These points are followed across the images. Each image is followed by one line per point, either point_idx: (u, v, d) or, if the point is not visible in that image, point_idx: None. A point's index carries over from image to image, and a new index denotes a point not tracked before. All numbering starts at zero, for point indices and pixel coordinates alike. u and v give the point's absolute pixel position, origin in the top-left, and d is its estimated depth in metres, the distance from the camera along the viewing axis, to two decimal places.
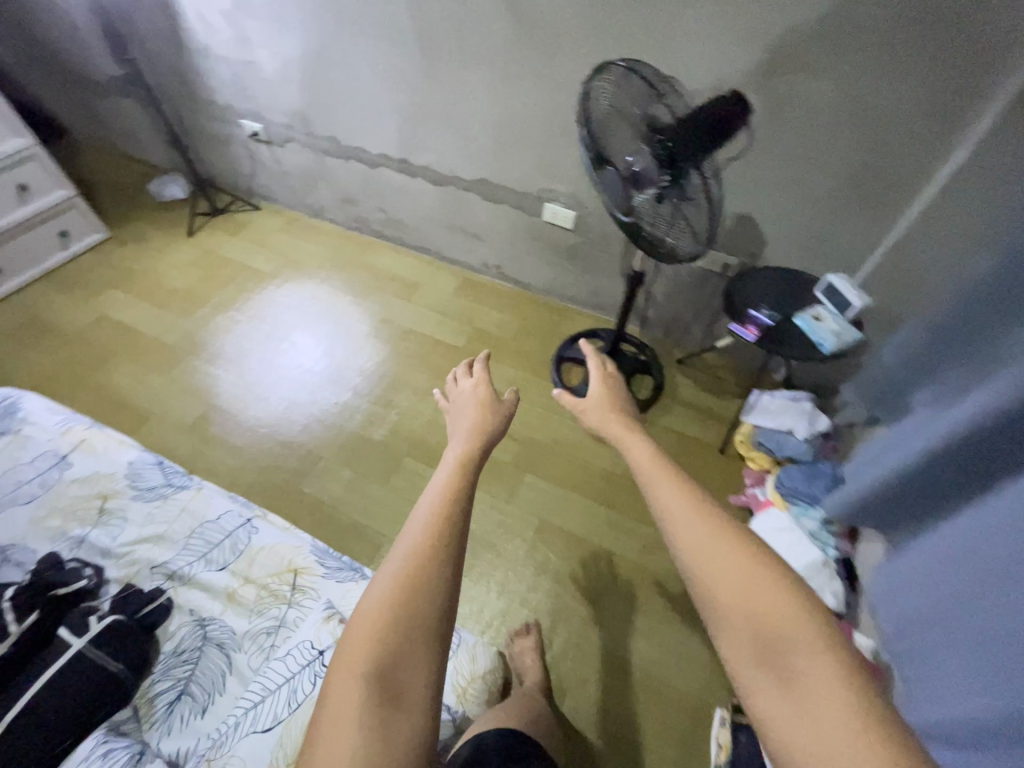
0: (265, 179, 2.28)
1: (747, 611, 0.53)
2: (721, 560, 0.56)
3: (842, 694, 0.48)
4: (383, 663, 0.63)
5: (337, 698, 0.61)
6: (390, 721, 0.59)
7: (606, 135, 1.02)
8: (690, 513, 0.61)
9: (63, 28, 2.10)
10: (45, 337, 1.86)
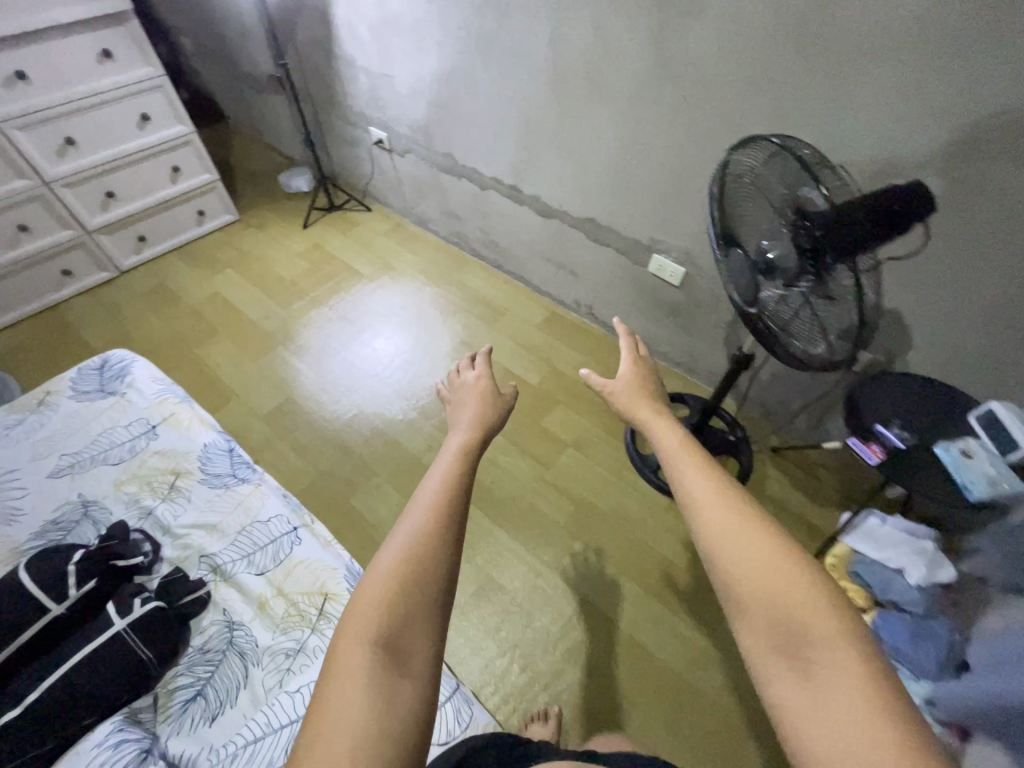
0: (381, 184, 2.37)
1: (775, 604, 0.47)
2: (749, 544, 0.50)
3: (878, 695, 0.42)
4: (388, 633, 0.54)
5: (336, 675, 0.51)
6: (392, 692, 0.50)
7: (743, 214, 0.91)
8: (716, 499, 0.54)
9: (235, 28, 2.31)
10: (170, 307, 2.07)
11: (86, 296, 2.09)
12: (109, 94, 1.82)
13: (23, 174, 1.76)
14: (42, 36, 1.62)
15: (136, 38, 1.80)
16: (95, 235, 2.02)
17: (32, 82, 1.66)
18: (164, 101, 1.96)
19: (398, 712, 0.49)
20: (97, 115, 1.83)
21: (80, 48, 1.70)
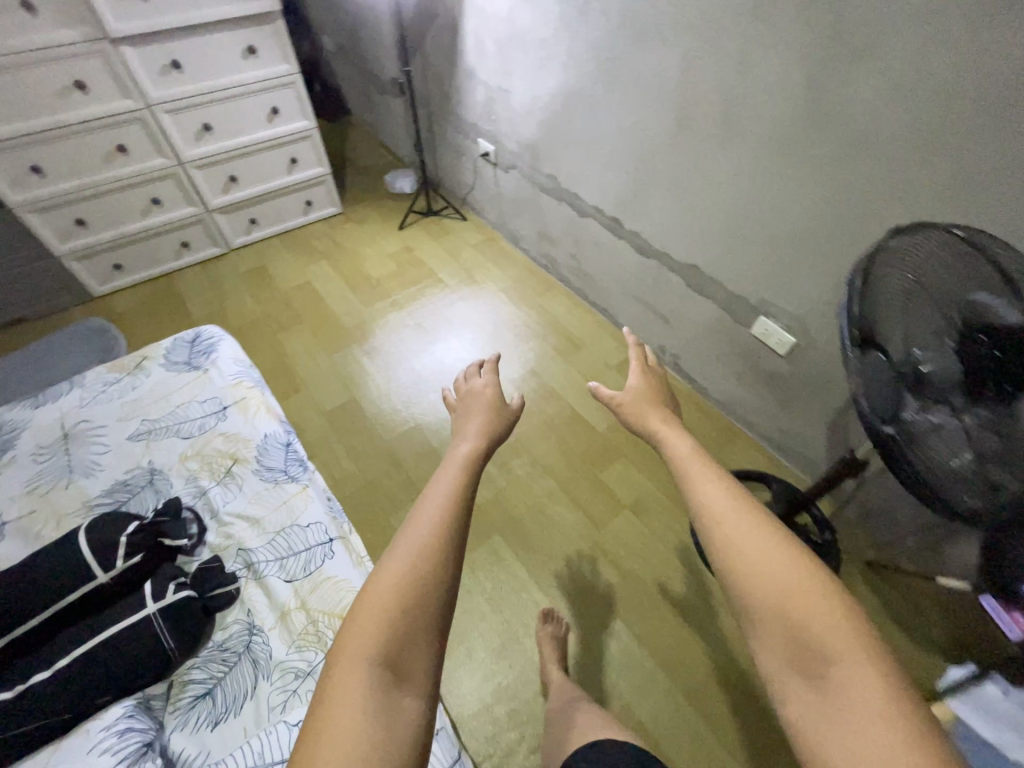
0: (480, 195, 2.35)
1: (790, 616, 0.42)
2: (760, 548, 0.46)
3: (907, 722, 0.37)
4: (387, 646, 0.52)
5: (332, 690, 0.49)
6: (389, 708, 0.49)
7: (887, 315, 0.77)
8: (721, 503, 0.51)
9: (370, 31, 2.39)
10: (265, 289, 2.18)
11: (197, 268, 2.25)
12: (246, 87, 1.94)
13: (163, 153, 1.92)
14: (199, 31, 1.74)
15: (279, 37, 1.90)
16: (214, 213, 2.17)
17: (184, 72, 1.80)
18: (293, 97, 2.06)
19: (397, 730, 0.48)
20: (233, 105, 1.96)
21: (229, 44, 1.82)
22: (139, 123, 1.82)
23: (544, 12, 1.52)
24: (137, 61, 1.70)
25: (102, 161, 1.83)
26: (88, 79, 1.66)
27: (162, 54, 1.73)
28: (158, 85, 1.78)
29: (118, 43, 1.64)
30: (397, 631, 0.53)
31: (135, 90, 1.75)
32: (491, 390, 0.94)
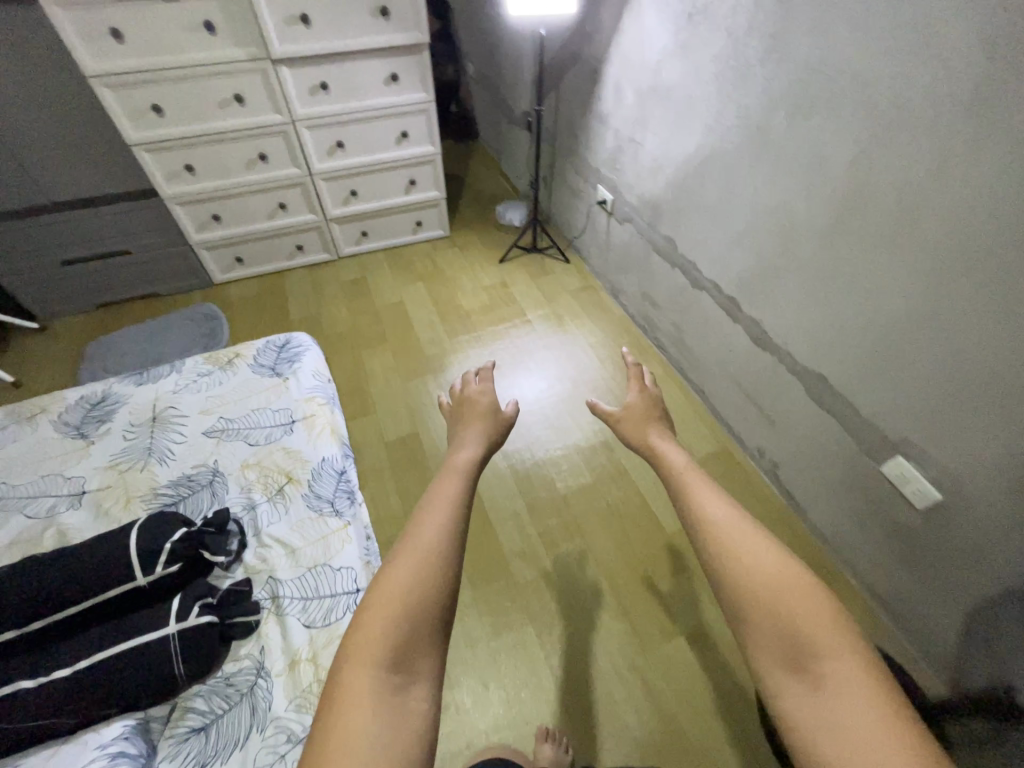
0: (588, 241, 2.25)
1: (781, 616, 0.51)
2: (750, 555, 0.55)
3: (875, 695, 0.46)
4: (391, 649, 0.56)
5: (342, 695, 0.53)
6: (399, 702, 0.53)
7: None
8: (716, 520, 0.60)
9: (511, 65, 2.39)
10: (361, 301, 2.24)
11: (306, 269, 2.38)
12: (382, 111, 2.00)
13: (297, 164, 2.04)
14: (350, 57, 1.82)
15: (421, 67, 1.94)
16: (331, 222, 2.28)
17: (330, 93, 1.89)
18: (424, 123, 2.10)
19: (407, 722, 0.53)
20: (368, 126, 2.03)
21: (375, 71, 1.89)
22: (282, 135, 1.94)
23: (697, 70, 1.39)
24: (291, 81, 1.82)
25: (245, 165, 1.98)
26: (247, 93, 1.80)
27: (314, 75, 1.83)
28: (305, 102, 1.89)
29: (278, 64, 1.76)
30: (404, 632, 0.58)
31: (285, 106, 1.87)
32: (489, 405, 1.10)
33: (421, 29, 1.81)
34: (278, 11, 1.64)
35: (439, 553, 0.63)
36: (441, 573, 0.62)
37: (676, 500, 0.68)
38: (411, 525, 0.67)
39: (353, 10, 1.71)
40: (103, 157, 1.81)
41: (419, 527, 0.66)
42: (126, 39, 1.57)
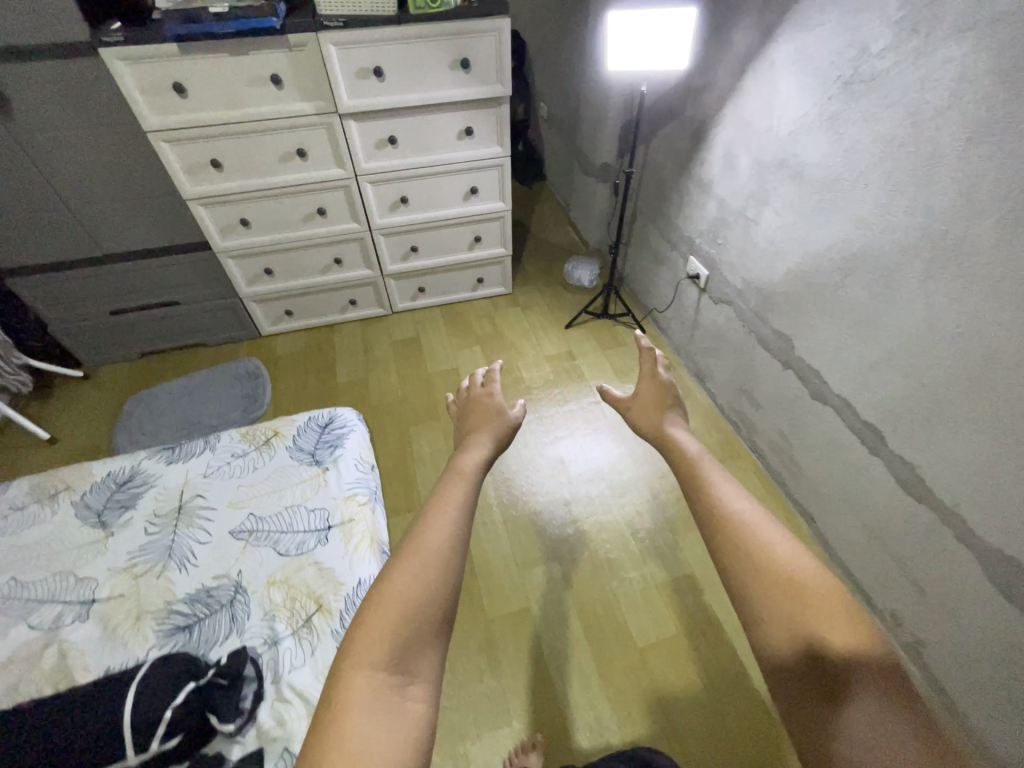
0: (670, 315, 1.99)
1: (794, 622, 0.53)
2: (762, 560, 0.58)
3: (885, 693, 0.47)
4: (389, 653, 0.60)
5: (344, 692, 0.57)
6: (399, 702, 0.57)
7: None
8: (724, 524, 0.64)
9: (593, 114, 2.18)
10: (413, 366, 2.05)
11: (358, 324, 2.23)
12: (452, 165, 1.81)
13: (357, 219, 1.88)
14: (423, 109, 1.64)
15: (499, 121, 1.74)
16: (387, 278, 2.12)
17: (397, 148, 1.72)
18: (496, 179, 1.91)
19: (405, 718, 0.57)
20: (435, 181, 1.85)
21: (448, 125, 1.71)
22: (343, 190, 1.79)
23: (850, 150, 1.11)
24: (357, 135, 1.66)
25: (302, 219, 1.83)
26: (310, 147, 1.65)
27: (382, 128, 1.66)
28: (370, 156, 1.73)
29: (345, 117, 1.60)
30: (405, 634, 0.62)
31: (348, 160, 1.71)
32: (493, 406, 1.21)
33: (504, 81, 1.62)
34: (349, 62, 1.49)
35: (437, 556, 0.68)
36: (439, 574, 0.66)
37: (688, 497, 0.72)
38: (414, 530, 0.72)
39: (432, 61, 1.53)
40: (157, 210, 1.70)
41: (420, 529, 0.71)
42: (187, 91, 1.45)
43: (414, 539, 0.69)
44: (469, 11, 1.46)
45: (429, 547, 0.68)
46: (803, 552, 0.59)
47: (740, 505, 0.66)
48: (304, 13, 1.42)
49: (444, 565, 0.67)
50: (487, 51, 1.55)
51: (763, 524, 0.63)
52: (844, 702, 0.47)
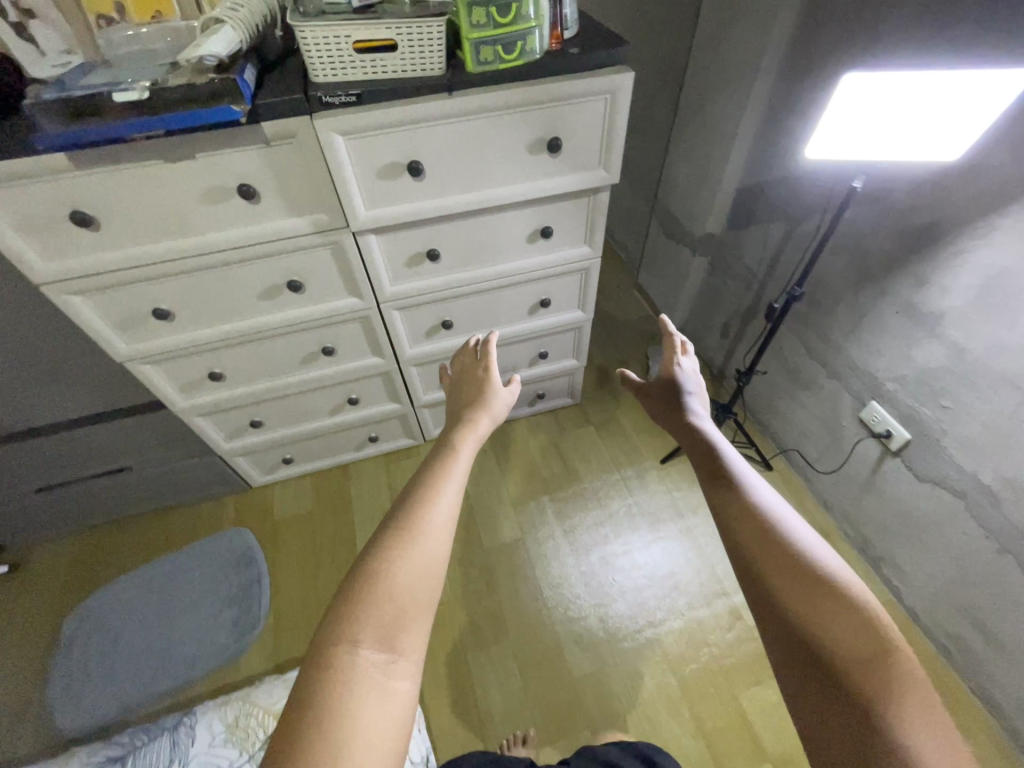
0: (819, 462, 1.44)
1: (800, 623, 0.47)
2: (778, 549, 0.51)
3: (922, 715, 0.43)
4: (372, 625, 0.52)
5: (320, 670, 0.48)
6: (379, 686, 0.48)
7: None
8: (736, 503, 0.56)
9: (696, 171, 1.58)
10: (462, 533, 1.51)
11: (381, 462, 1.67)
12: (517, 277, 1.23)
13: (379, 352, 1.31)
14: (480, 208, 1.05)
15: (592, 215, 1.15)
16: (421, 410, 1.55)
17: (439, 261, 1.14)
18: (575, 285, 1.32)
19: (385, 702, 0.47)
20: (491, 296, 1.27)
21: (517, 227, 1.12)
22: (359, 321, 1.21)
23: None
24: (378, 250, 1.07)
25: (300, 362, 1.26)
26: (307, 277, 1.07)
27: (416, 238, 1.08)
28: (399, 276, 1.14)
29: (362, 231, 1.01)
30: (390, 608, 0.53)
31: (367, 286, 1.13)
32: (480, 373, 1.05)
33: (610, 166, 1.02)
34: (368, 157, 0.89)
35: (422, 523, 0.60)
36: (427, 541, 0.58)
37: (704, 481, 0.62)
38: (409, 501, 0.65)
39: (500, 145, 0.94)
40: (80, 374, 1.12)
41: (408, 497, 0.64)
42: (98, 216, 0.86)
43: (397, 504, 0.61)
44: (566, 63, 0.87)
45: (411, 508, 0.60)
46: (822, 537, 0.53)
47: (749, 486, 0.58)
48: (289, 82, 0.83)
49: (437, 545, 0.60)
50: (588, 126, 0.96)
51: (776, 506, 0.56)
52: (874, 712, 0.42)
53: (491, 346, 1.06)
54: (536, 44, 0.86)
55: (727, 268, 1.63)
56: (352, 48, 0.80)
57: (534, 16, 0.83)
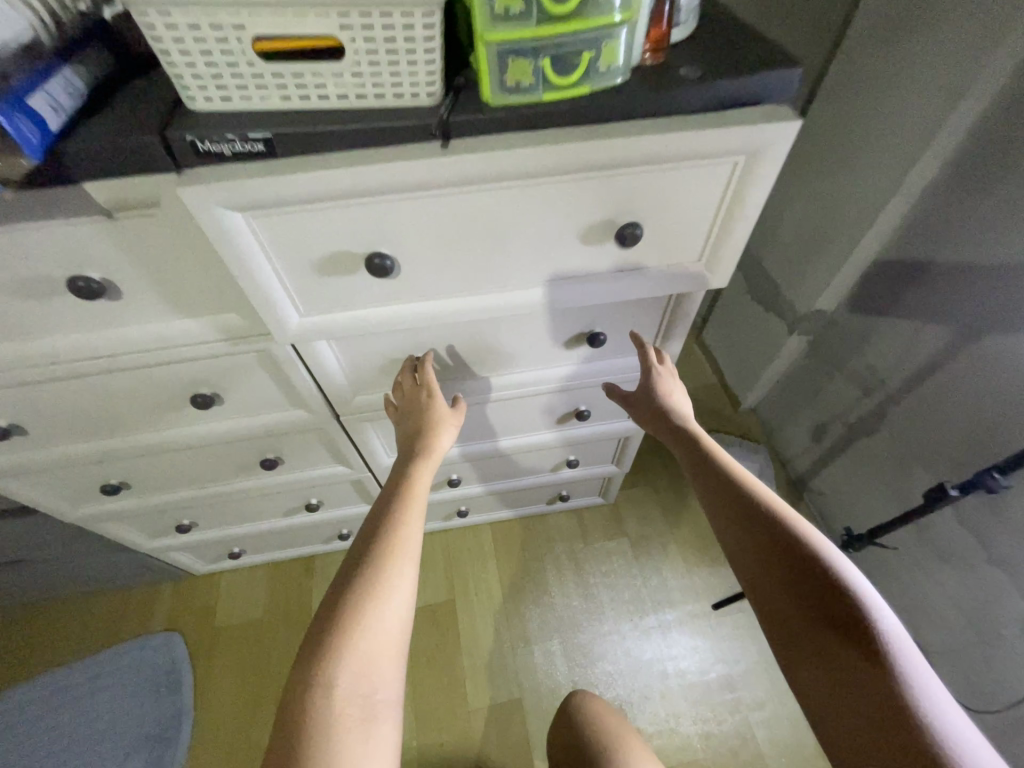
0: (943, 661, 1.02)
1: (822, 626, 0.55)
2: (798, 570, 0.59)
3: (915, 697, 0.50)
4: (343, 669, 0.56)
5: (299, 718, 0.53)
6: (357, 735, 0.53)
7: None
8: (755, 536, 0.63)
9: (818, 227, 1.13)
10: (444, 678, 1.17)
11: None
12: (545, 387, 0.84)
13: (346, 461, 0.94)
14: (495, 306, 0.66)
15: (668, 311, 0.75)
16: None
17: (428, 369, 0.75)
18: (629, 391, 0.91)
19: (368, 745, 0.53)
20: (503, 404, 0.88)
21: (550, 328, 0.74)
22: (313, 431, 0.84)
23: None
24: (334, 356, 0.70)
25: (233, 470, 0.91)
26: (224, 387, 0.70)
27: (394, 339, 0.70)
28: (370, 384, 0.77)
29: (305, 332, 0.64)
30: (359, 653, 0.58)
31: (321, 397, 0.76)
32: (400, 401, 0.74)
33: (717, 265, 0.61)
34: (298, 240, 0.51)
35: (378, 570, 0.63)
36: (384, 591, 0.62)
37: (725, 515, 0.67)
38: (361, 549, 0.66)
39: (531, 230, 0.54)
40: None
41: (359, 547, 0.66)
42: None
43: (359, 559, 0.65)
44: (667, 100, 0.47)
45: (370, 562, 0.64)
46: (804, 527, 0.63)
47: (761, 507, 0.65)
48: (146, 112, 0.45)
49: (406, 583, 0.64)
50: (693, 201, 0.54)
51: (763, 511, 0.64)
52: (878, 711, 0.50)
53: (427, 366, 0.70)
54: (619, 59, 0.45)
55: (838, 360, 1.18)
56: (252, 52, 0.41)
57: (624, 5, 0.42)
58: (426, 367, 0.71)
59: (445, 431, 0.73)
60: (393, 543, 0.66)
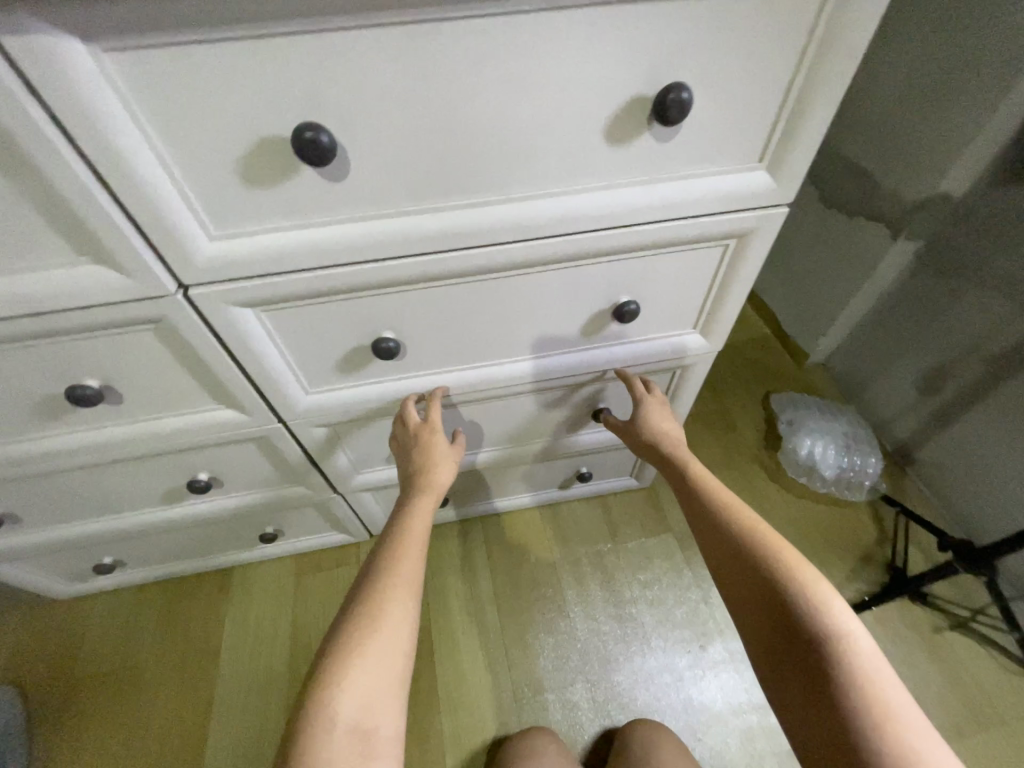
0: None
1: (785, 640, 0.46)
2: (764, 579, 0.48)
3: (898, 721, 0.39)
4: (346, 697, 0.42)
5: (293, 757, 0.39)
6: None
7: None
8: (722, 546, 0.53)
9: (940, 67, 0.76)
10: (418, 750, 0.77)
11: (285, 570, 0.93)
12: (561, 241, 0.46)
13: (230, 400, 0.56)
14: None
15: (812, 44, 0.38)
16: (353, 497, 0.80)
17: (335, 165, 0.38)
18: (705, 268, 0.53)
19: None
20: (490, 286, 0.50)
21: (576, 75, 0.37)
22: (149, 330, 0.47)
23: None
24: (119, 101, 0.33)
25: (26, 417, 0.52)
26: None
27: (243, 65, 0.32)
28: (224, 208, 0.39)
29: (12, 0, 0.27)
30: (367, 679, 0.43)
31: (128, 231, 0.38)
32: (399, 433, 0.61)
33: None
34: None
35: (385, 586, 0.49)
36: (401, 611, 0.47)
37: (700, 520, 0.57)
38: (368, 565, 0.52)
39: None
40: None
41: (370, 562, 0.52)
42: None
43: (368, 574, 0.50)
44: None
45: (377, 578, 0.49)
46: (759, 527, 0.52)
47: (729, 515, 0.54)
48: None
49: (412, 605, 0.49)
50: None
51: (723, 517, 0.54)
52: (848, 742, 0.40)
53: (433, 407, 0.59)
54: None
55: (974, 265, 0.82)
56: None
57: None
58: (433, 406, 0.59)
59: (446, 462, 0.58)
60: (400, 560, 0.51)
